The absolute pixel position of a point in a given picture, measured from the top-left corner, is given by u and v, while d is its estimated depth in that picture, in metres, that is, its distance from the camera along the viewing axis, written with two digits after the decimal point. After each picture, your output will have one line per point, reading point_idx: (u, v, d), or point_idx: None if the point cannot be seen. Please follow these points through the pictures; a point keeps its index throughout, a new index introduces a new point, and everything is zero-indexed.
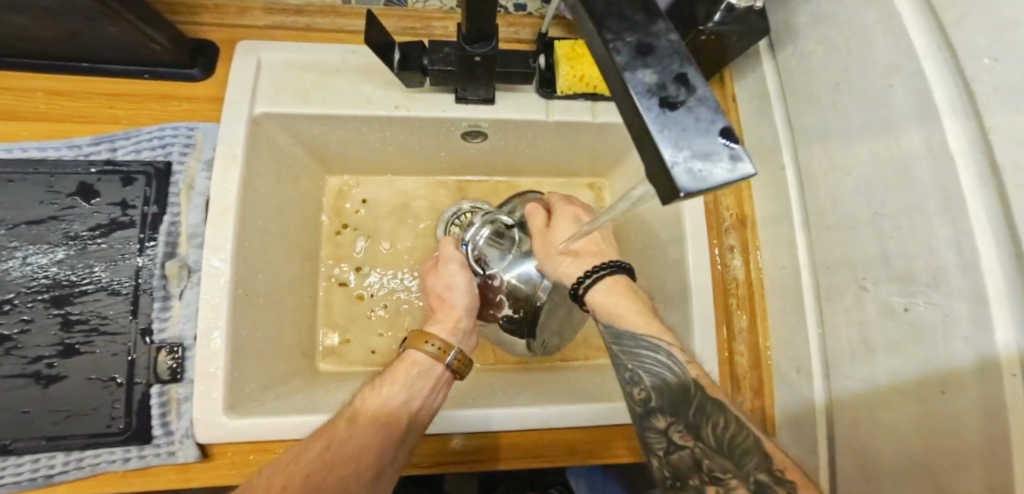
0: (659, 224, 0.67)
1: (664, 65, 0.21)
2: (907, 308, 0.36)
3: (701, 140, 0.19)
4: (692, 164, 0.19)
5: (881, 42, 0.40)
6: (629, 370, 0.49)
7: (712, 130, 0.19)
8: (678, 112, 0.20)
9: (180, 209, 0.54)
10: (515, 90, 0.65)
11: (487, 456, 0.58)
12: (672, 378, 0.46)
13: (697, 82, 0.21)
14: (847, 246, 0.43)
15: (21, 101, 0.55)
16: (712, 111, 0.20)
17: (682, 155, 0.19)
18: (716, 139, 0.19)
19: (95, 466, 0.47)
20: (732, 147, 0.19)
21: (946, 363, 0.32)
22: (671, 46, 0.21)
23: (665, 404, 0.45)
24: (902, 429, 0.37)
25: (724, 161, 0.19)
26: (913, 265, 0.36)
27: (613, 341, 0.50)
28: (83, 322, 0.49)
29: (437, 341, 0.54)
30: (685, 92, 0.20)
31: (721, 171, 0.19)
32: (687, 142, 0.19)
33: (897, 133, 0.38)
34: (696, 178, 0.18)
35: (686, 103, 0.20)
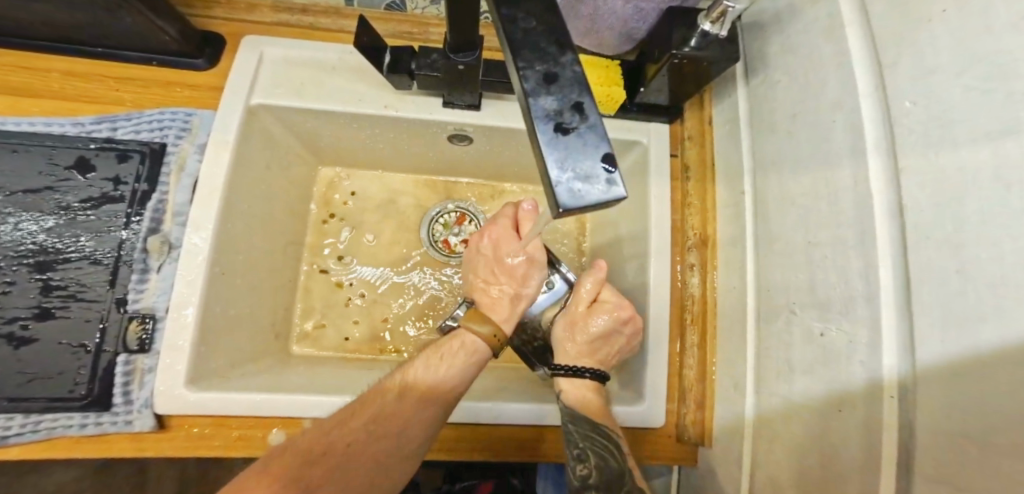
0: (626, 238, 0.70)
1: (565, 94, 0.22)
2: (822, 333, 0.40)
3: (584, 163, 0.21)
4: (573, 184, 0.20)
5: (834, 76, 0.40)
6: (578, 449, 0.54)
7: (596, 154, 0.21)
8: (569, 137, 0.21)
9: (169, 188, 0.57)
10: (502, 99, 0.69)
11: (436, 446, 0.61)
12: (615, 464, 0.54)
13: (594, 111, 0.22)
14: (786, 273, 0.45)
15: (37, 79, 0.59)
16: (600, 136, 0.21)
17: (564, 176, 0.20)
18: (598, 163, 0.21)
19: (51, 430, 0.49)
20: (610, 170, 0.21)
21: (847, 384, 0.37)
22: (573, 75, 0.23)
23: (602, 483, 0.53)
24: (807, 441, 0.41)
25: (601, 183, 0.20)
26: (830, 295, 0.38)
27: (571, 422, 0.55)
28: (62, 288, 0.52)
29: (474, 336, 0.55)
30: (579, 119, 0.22)
31: (597, 192, 0.20)
32: (571, 164, 0.21)
33: (832, 168, 0.38)
34: (575, 197, 0.20)
35: (577, 130, 0.21)
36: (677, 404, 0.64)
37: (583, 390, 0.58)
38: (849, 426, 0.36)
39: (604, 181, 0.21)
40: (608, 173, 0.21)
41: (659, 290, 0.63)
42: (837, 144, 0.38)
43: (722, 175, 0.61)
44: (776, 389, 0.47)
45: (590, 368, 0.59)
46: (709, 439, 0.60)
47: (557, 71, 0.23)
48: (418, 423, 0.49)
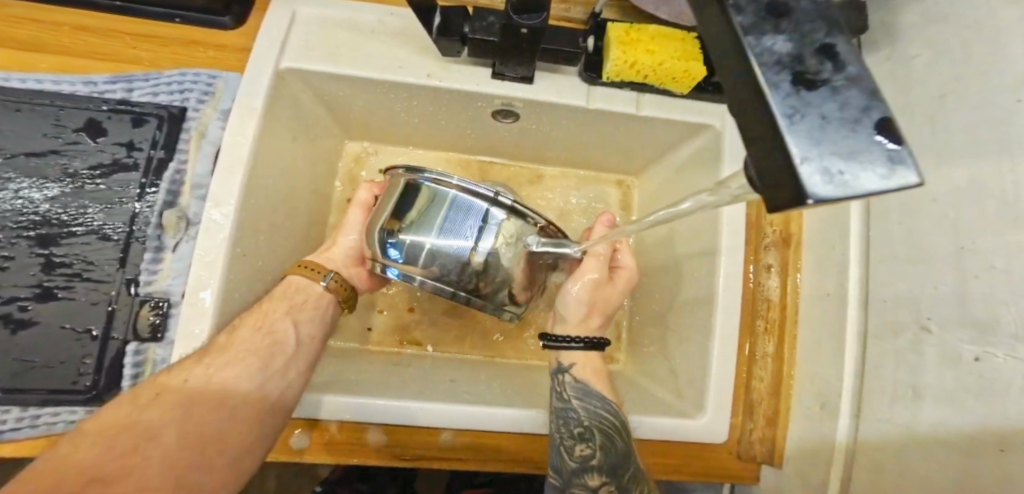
0: (687, 231, 0.63)
1: (803, 33, 0.15)
2: (977, 359, 0.33)
3: (841, 131, 0.13)
4: (831, 162, 0.13)
5: (1021, 47, 0.32)
6: (581, 427, 0.52)
7: (864, 120, 0.13)
8: (820, 93, 0.14)
9: (188, 157, 0.50)
10: (558, 71, 0.60)
11: (474, 456, 0.55)
12: (621, 446, 0.51)
13: (851, 59, 0.15)
14: (918, 280, 0.39)
15: (46, 33, 0.51)
16: (867, 95, 0.14)
17: (817, 148, 0.13)
18: (867, 132, 0.13)
19: (50, 426, 0.43)
20: (889, 144, 0.13)
21: (1015, 419, 0.30)
22: (813, 7, 0.15)
23: (605, 465, 0.50)
24: (937, 481, 0.35)
25: (877, 163, 0.13)
26: (998, 313, 0.31)
27: (578, 397, 0.54)
28: (65, 266, 0.46)
29: (318, 267, 0.56)
30: (831, 68, 0.14)
31: (870, 177, 0.13)
32: (825, 132, 0.13)
33: (1015, 159, 0.31)
34: (836, 182, 0.13)
35: (831, 83, 0.14)
36: (741, 418, 0.56)
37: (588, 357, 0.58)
38: (1008, 471, 0.29)
39: (878, 160, 0.13)
40: (883, 147, 0.13)
41: (729, 292, 0.56)
42: (1022, 128, 0.31)
43: None
44: (886, 414, 0.40)
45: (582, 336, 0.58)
46: (780, 460, 0.53)
47: (786, 3, 0.16)
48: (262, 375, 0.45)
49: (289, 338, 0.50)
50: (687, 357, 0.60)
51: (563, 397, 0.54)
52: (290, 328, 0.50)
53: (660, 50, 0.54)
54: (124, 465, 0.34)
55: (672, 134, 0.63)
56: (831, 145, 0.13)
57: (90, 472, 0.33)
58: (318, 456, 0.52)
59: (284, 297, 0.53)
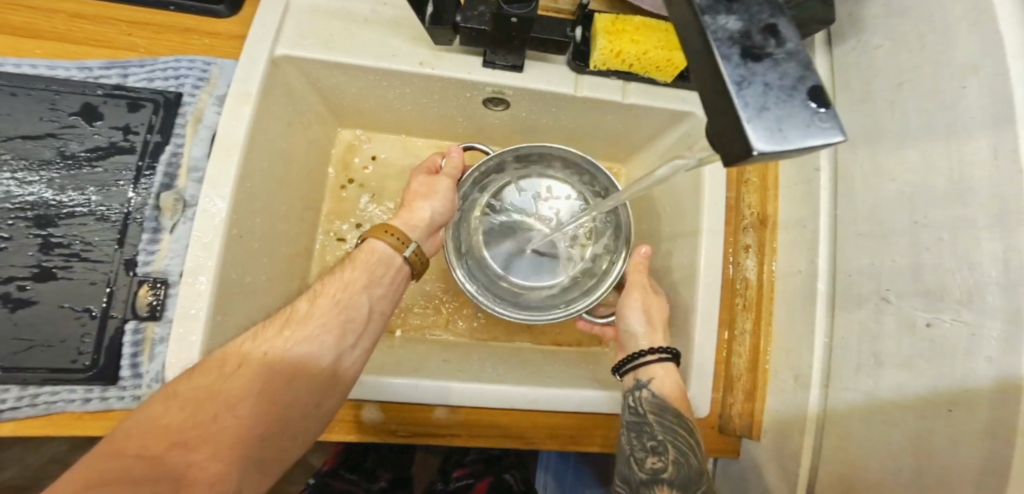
0: (668, 216, 0.67)
1: (752, 14, 0.17)
2: (929, 324, 0.36)
3: (780, 97, 0.16)
4: (771, 122, 0.15)
5: (968, 37, 0.35)
6: (655, 441, 0.52)
7: (798, 87, 0.16)
8: (763, 65, 0.16)
9: (185, 141, 0.51)
10: (547, 60, 0.62)
11: (466, 432, 0.57)
12: (695, 463, 0.51)
13: (791, 38, 0.17)
14: (880, 255, 0.41)
15: (40, 20, 0.51)
16: (802, 67, 0.16)
17: (759, 110, 0.15)
18: (802, 98, 0.16)
19: (50, 405, 0.45)
20: (819, 108, 0.16)
21: (961, 379, 0.32)
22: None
23: (678, 477, 0.50)
24: (896, 440, 0.38)
25: (809, 123, 0.15)
26: (946, 282, 0.34)
27: (655, 413, 0.53)
28: (63, 246, 0.47)
29: (398, 234, 0.55)
30: (774, 44, 0.17)
31: (803, 135, 0.15)
32: (767, 97, 0.16)
33: (961, 139, 0.34)
34: (776, 138, 0.15)
35: (773, 56, 0.16)
36: (721, 394, 0.58)
37: (670, 379, 0.56)
38: (955, 426, 0.32)
39: (810, 123, 0.15)
40: (814, 111, 0.15)
41: (709, 272, 0.58)
42: (967, 111, 0.34)
43: None
44: (852, 382, 0.43)
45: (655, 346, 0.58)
46: (759, 431, 0.56)
47: None
48: (338, 344, 0.47)
49: (363, 312, 0.50)
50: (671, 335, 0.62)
51: (638, 412, 0.53)
52: (368, 296, 0.51)
53: (645, 39, 0.56)
54: (204, 429, 0.36)
55: (657, 123, 0.66)
56: (771, 109, 0.15)
57: (177, 432, 0.36)
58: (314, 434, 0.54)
59: (364, 265, 0.52)
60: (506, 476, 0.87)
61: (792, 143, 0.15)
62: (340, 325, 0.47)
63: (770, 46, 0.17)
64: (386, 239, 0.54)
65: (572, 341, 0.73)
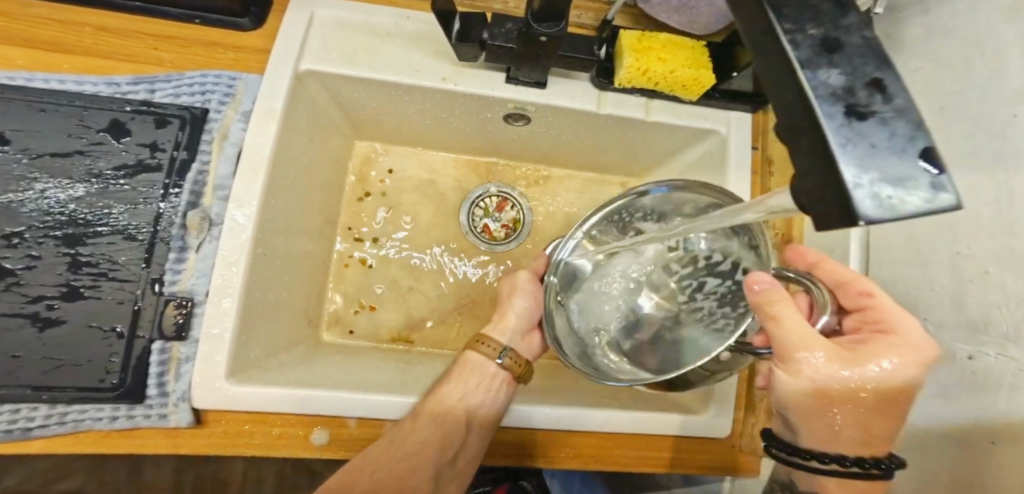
0: None
1: (855, 67, 0.16)
2: (971, 357, 0.35)
3: (890, 160, 0.14)
4: (881, 188, 0.14)
5: (1016, 66, 0.35)
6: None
7: (909, 148, 0.15)
8: (870, 124, 0.15)
9: (211, 158, 0.51)
10: (570, 77, 0.61)
11: (489, 450, 0.56)
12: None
13: (899, 92, 0.16)
14: (917, 282, 0.41)
15: (69, 34, 0.51)
16: (912, 126, 0.15)
17: (866, 175, 0.14)
18: (913, 161, 0.14)
19: (78, 423, 0.44)
20: (933, 172, 0.14)
21: (1007, 414, 0.32)
22: (863, 42, 0.17)
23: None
24: (934, 473, 0.37)
25: (921, 187, 0.14)
26: (991, 315, 0.34)
27: None
28: (91, 265, 0.47)
29: (493, 342, 0.55)
30: (880, 100, 0.16)
31: (915, 200, 0.14)
32: (875, 159, 0.15)
33: (1011, 170, 0.34)
34: (884, 207, 0.14)
35: (879, 114, 0.15)
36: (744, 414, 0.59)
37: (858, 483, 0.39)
38: (1001, 465, 0.32)
39: (928, 186, 0.14)
40: (930, 176, 0.14)
41: None
42: (1017, 142, 0.33)
43: None
44: None
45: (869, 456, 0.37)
46: None
47: (839, 38, 0.17)
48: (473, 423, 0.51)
49: (486, 395, 0.52)
50: None
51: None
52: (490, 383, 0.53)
53: (672, 58, 0.56)
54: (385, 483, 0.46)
55: (678, 140, 0.65)
56: (881, 173, 0.14)
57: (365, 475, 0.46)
58: None
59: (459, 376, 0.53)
60: (524, 482, 0.87)
61: (903, 213, 0.14)
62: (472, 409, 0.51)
63: (878, 102, 0.16)
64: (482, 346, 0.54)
65: None
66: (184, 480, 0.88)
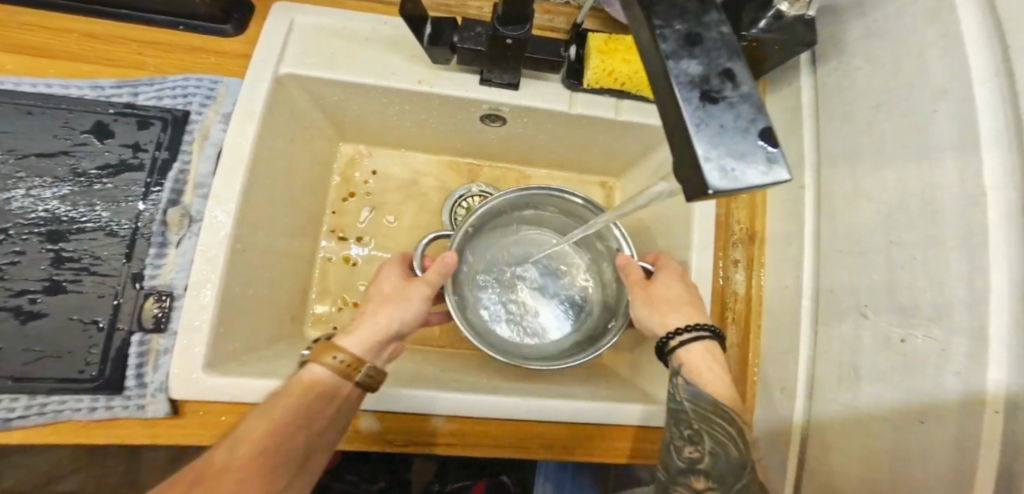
0: (658, 229, 0.69)
1: (710, 59, 0.20)
2: (904, 340, 0.37)
3: (733, 138, 0.18)
4: (725, 163, 0.17)
5: (936, 64, 0.37)
6: (691, 429, 0.46)
7: (750, 129, 0.18)
8: (719, 108, 0.18)
9: (192, 158, 0.53)
10: (542, 78, 0.63)
11: (460, 442, 0.58)
12: (736, 453, 0.44)
13: (746, 81, 0.19)
14: (858, 270, 0.43)
15: (55, 40, 0.53)
16: (753, 110, 0.18)
17: (713, 152, 0.18)
18: (753, 138, 0.18)
19: (57, 413, 0.46)
20: (769, 148, 0.18)
21: (933, 393, 0.33)
22: (720, 36, 0.20)
23: (714, 473, 0.43)
24: (875, 455, 0.38)
25: (760, 161, 0.18)
26: (919, 299, 0.36)
27: (690, 399, 0.47)
28: (74, 260, 0.49)
29: (342, 354, 0.46)
30: (731, 87, 0.19)
31: (754, 172, 0.17)
32: (722, 138, 0.18)
33: (933, 162, 0.36)
34: (727, 177, 0.17)
35: (728, 99, 0.19)
36: None
37: (705, 358, 0.50)
38: (930, 441, 0.33)
39: (766, 162, 0.17)
40: (765, 151, 0.18)
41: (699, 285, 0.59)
42: (937, 137, 0.36)
43: None
44: (833, 395, 0.44)
45: (694, 324, 0.51)
46: None
47: (700, 33, 0.20)
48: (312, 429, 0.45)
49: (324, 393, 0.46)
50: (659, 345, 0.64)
51: (675, 397, 0.48)
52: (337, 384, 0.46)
53: (636, 59, 0.58)
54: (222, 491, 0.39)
55: (649, 138, 0.67)
56: (726, 148, 0.18)
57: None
58: None
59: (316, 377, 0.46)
60: (502, 478, 0.90)
61: (743, 183, 0.18)
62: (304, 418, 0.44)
63: (728, 89, 0.19)
64: (334, 356, 0.46)
65: None
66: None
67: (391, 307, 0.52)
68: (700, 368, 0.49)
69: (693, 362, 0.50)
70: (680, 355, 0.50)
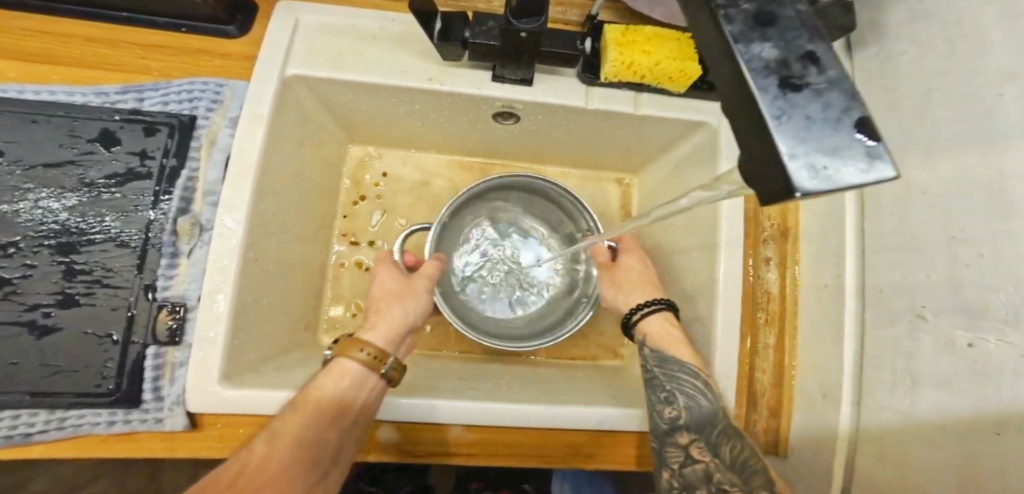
0: (678, 227, 0.66)
1: (787, 41, 0.18)
2: (971, 345, 0.34)
3: (823, 131, 0.16)
4: (815, 160, 0.16)
5: (998, 46, 0.34)
6: (665, 391, 0.53)
7: (842, 118, 0.16)
8: (803, 95, 0.17)
9: (199, 165, 0.51)
10: (556, 73, 0.61)
11: (481, 452, 0.56)
12: (706, 403, 0.51)
13: (830, 63, 0.18)
14: (912, 269, 0.40)
15: (57, 46, 0.52)
16: (845, 97, 0.17)
17: (801, 147, 0.16)
18: (847, 130, 0.16)
19: (76, 428, 0.45)
20: (866, 141, 0.16)
21: (1009, 403, 0.30)
22: (796, 15, 0.19)
23: (693, 423, 0.50)
24: (940, 469, 0.35)
25: (857, 158, 0.16)
26: (989, 300, 0.33)
27: (657, 365, 0.54)
28: (85, 273, 0.47)
29: (369, 348, 0.49)
30: (814, 72, 0.18)
31: (853, 170, 0.16)
32: (809, 131, 0.16)
33: (998, 152, 0.33)
34: (819, 175, 0.16)
35: (812, 86, 0.17)
36: (746, 411, 0.57)
37: (662, 327, 0.57)
38: (1007, 456, 0.30)
39: (864, 160, 0.16)
40: (862, 145, 0.16)
41: (727, 284, 0.56)
42: (1003, 123, 0.33)
43: None
44: (886, 402, 0.42)
45: (652, 299, 0.60)
46: (785, 449, 0.54)
47: (774, 14, 0.19)
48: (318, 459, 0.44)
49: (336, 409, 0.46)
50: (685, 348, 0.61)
51: (647, 368, 0.55)
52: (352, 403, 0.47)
53: (658, 50, 0.55)
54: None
55: (670, 132, 0.64)
56: (815, 142, 0.16)
57: None
58: None
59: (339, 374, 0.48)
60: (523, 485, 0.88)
61: (838, 182, 0.16)
62: (317, 439, 0.44)
63: (812, 75, 0.18)
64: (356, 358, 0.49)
65: (587, 355, 0.72)
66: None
67: (402, 304, 0.55)
68: (658, 335, 0.57)
69: (655, 335, 0.57)
70: (641, 327, 0.58)
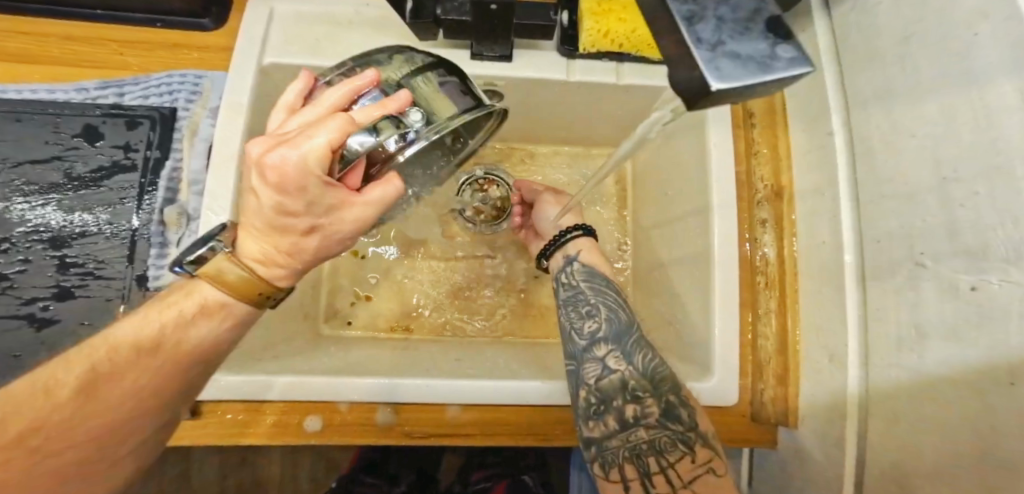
0: (669, 197, 0.64)
1: None
2: (974, 287, 0.32)
3: (734, 30, 0.16)
4: (726, 55, 0.15)
5: None
6: (588, 306, 0.53)
7: (753, 19, 0.16)
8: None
9: (183, 155, 0.52)
10: (535, 47, 0.59)
11: (481, 431, 0.55)
12: (624, 317, 0.52)
13: None
14: (910, 217, 0.37)
15: (33, 44, 0.53)
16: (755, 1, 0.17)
17: (713, 45, 0.15)
18: (754, 28, 0.16)
19: None
20: (775, 38, 0.16)
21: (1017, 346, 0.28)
22: None
23: (611, 335, 0.51)
24: (955, 425, 0.33)
25: (765, 52, 0.16)
26: (988, 239, 0.30)
27: (584, 279, 0.56)
28: (78, 265, 0.49)
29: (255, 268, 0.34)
30: None
31: (762, 64, 0.15)
32: (722, 30, 0.16)
33: (981, 87, 0.30)
34: (731, 70, 0.15)
35: None
36: (753, 379, 0.55)
37: (588, 247, 0.59)
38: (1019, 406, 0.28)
39: (770, 57, 0.16)
40: (768, 40, 0.16)
41: (722, 252, 0.55)
42: (983, 58, 0.30)
43: (796, 117, 0.54)
44: (894, 359, 0.39)
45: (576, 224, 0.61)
46: (796, 419, 0.52)
47: None
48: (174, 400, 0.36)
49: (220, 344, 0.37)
50: (683, 319, 0.60)
51: (572, 283, 0.56)
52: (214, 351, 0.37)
53: (633, 17, 0.55)
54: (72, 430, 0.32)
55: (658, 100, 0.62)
56: (725, 40, 0.16)
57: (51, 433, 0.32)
58: (331, 438, 0.53)
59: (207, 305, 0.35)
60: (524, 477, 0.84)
61: (749, 76, 0.15)
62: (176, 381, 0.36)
63: None
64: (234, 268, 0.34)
65: None
66: (227, 483, 0.92)
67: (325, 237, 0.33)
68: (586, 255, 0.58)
69: (584, 255, 0.58)
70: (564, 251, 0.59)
